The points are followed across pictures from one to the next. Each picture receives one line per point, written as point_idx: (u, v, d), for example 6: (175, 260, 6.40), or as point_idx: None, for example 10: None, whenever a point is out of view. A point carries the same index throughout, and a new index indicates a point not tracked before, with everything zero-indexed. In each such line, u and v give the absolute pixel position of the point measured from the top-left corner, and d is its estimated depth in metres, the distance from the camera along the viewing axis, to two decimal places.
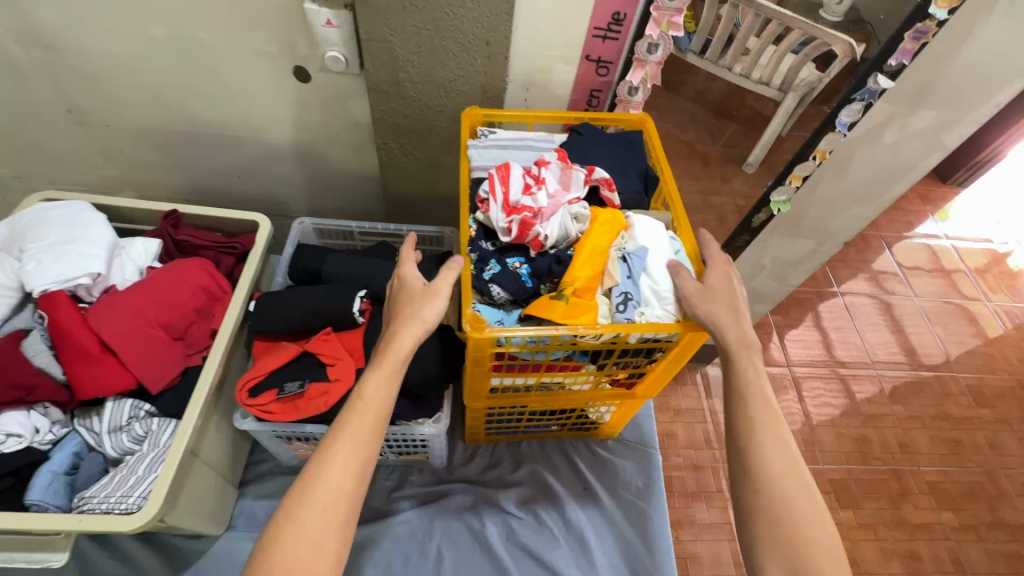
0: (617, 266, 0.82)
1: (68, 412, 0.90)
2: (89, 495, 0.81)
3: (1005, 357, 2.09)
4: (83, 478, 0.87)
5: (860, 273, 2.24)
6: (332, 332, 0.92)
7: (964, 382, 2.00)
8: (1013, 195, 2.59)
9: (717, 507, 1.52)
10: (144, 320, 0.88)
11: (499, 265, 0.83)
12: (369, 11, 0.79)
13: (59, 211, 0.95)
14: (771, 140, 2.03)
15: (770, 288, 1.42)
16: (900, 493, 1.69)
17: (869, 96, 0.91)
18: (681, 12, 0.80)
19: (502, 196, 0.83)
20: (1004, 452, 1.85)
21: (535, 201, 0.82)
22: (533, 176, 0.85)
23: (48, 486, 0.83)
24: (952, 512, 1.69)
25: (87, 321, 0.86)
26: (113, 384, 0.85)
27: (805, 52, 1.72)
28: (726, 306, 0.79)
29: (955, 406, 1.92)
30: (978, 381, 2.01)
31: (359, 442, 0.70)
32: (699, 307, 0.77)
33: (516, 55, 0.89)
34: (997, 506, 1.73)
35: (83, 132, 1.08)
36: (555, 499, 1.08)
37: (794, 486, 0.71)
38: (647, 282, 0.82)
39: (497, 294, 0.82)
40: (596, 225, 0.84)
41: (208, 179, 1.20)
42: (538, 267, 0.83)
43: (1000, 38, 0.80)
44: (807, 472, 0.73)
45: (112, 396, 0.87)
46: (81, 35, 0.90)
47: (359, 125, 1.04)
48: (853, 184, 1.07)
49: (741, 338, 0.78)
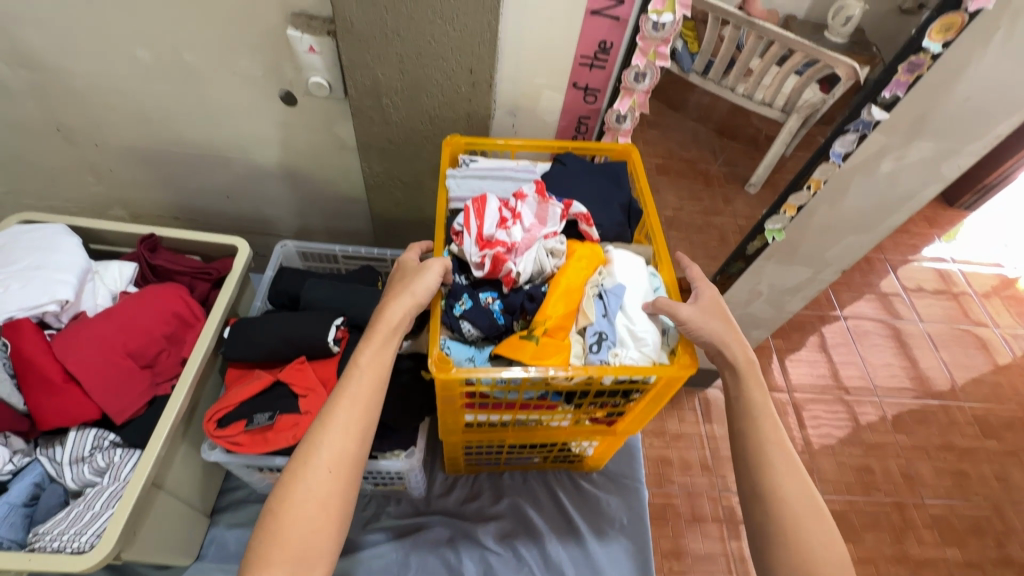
0: (593, 304, 0.82)
1: (30, 441, 0.89)
2: (43, 531, 0.79)
3: (1013, 386, 2.04)
4: (42, 510, 0.85)
5: (865, 296, 2.20)
6: (306, 361, 0.93)
7: (971, 412, 1.95)
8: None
9: (713, 537, 1.48)
10: (110, 349, 0.88)
11: (470, 300, 0.82)
12: (351, 39, 0.79)
13: (35, 234, 0.96)
14: (774, 160, 2.01)
15: (767, 314, 1.39)
16: (902, 527, 1.64)
17: (863, 127, 0.89)
18: (667, 42, 0.81)
19: (476, 229, 0.83)
20: (1013, 485, 1.79)
21: (508, 236, 0.83)
22: (509, 209, 0.85)
23: (4, 518, 0.81)
24: (957, 547, 1.63)
25: (52, 351, 0.86)
26: (76, 414, 0.85)
27: (807, 74, 1.70)
28: (727, 326, 0.80)
29: (961, 436, 1.87)
30: (985, 410, 1.96)
31: (354, 416, 0.70)
32: (702, 327, 0.79)
33: (501, 83, 0.89)
34: (1004, 542, 1.67)
35: (72, 150, 1.09)
36: (535, 535, 1.05)
37: (804, 508, 0.70)
38: (622, 321, 0.82)
39: (468, 331, 0.82)
40: (572, 260, 0.84)
41: (197, 197, 1.20)
42: (511, 302, 0.83)
43: (995, 71, 0.78)
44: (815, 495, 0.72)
45: (76, 426, 0.87)
46: (67, 57, 0.90)
47: (346, 148, 1.04)
48: (850, 213, 1.05)
49: (749, 360, 0.80)
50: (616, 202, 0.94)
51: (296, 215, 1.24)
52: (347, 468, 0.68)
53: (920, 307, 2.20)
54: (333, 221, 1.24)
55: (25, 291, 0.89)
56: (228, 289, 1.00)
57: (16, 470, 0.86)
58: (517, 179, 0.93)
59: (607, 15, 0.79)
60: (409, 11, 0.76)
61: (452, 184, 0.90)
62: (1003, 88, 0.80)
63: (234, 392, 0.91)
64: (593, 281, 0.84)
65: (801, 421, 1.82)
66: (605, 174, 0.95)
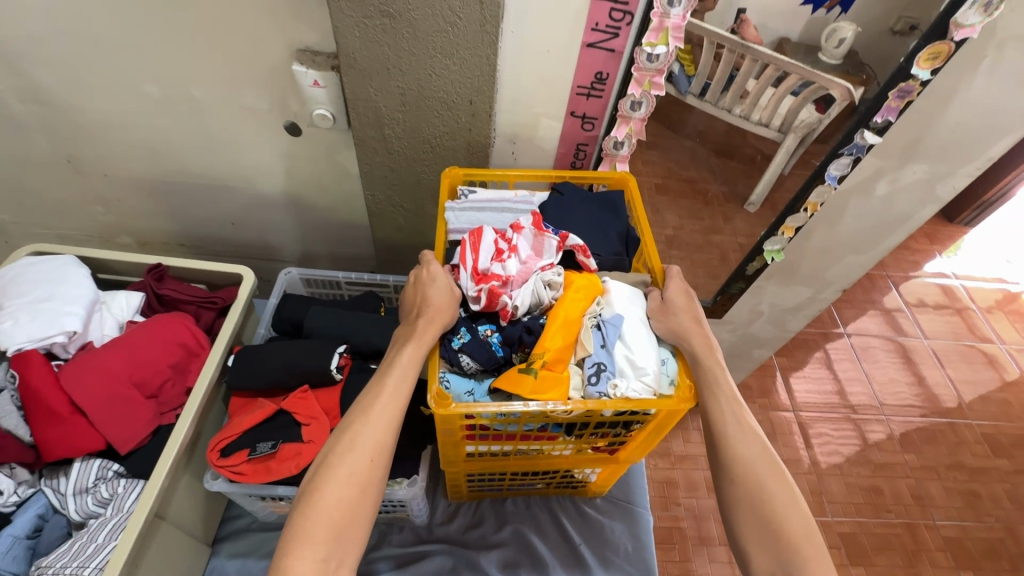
0: (591, 335, 0.83)
1: (35, 472, 0.91)
2: (46, 564, 0.80)
3: (1021, 403, 2.02)
4: (45, 543, 0.86)
5: (868, 312, 2.19)
6: (309, 390, 0.94)
7: (979, 430, 1.92)
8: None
9: (721, 562, 1.45)
10: (116, 380, 0.90)
11: (469, 333, 0.84)
12: (354, 74, 0.82)
13: (44, 265, 0.98)
14: (773, 179, 2.01)
15: (769, 334, 1.39)
16: (914, 549, 1.61)
17: (857, 150, 0.91)
18: (661, 73, 0.83)
19: (471, 263, 0.85)
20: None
21: (504, 271, 0.84)
22: (506, 241, 0.87)
23: (7, 552, 0.83)
24: (971, 571, 1.60)
25: (58, 382, 0.87)
26: (80, 445, 0.87)
27: (803, 95, 1.72)
28: (686, 316, 0.86)
29: (971, 455, 1.85)
30: (993, 428, 1.93)
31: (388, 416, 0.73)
32: (658, 323, 0.86)
33: (500, 113, 0.92)
34: (1019, 564, 1.63)
35: (80, 181, 1.11)
36: (539, 562, 1.04)
37: (766, 471, 0.74)
38: (621, 351, 0.82)
39: (467, 364, 0.83)
40: (570, 292, 0.85)
41: (201, 224, 1.22)
42: (509, 335, 0.85)
43: (985, 97, 0.80)
44: (775, 457, 0.76)
45: (80, 455, 0.88)
46: (78, 92, 0.93)
47: (348, 175, 1.06)
48: (848, 234, 1.06)
49: (708, 342, 0.84)
50: (611, 231, 0.95)
51: (299, 241, 1.25)
52: (383, 456, 0.71)
53: (924, 323, 2.19)
54: (335, 247, 1.26)
55: (35, 322, 0.90)
56: (232, 318, 1.02)
57: (21, 501, 0.88)
58: (515, 210, 0.95)
59: (602, 47, 0.81)
60: (410, 47, 0.78)
61: (451, 215, 0.92)
62: (993, 114, 0.81)
63: (240, 422, 0.92)
64: (591, 312, 0.85)
65: (807, 441, 1.79)
66: (599, 203, 0.97)
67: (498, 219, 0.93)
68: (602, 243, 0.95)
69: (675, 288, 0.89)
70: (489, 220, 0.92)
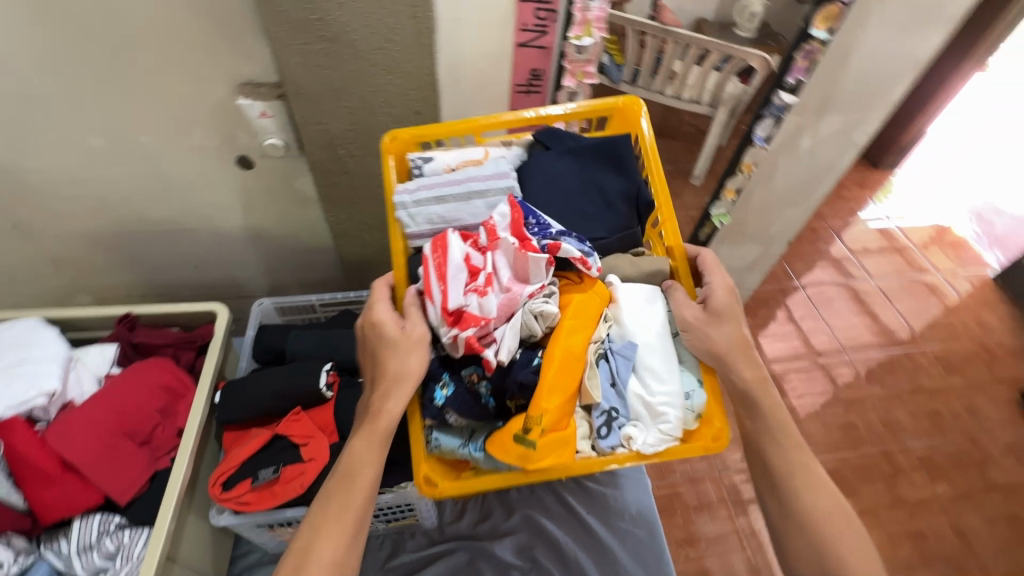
0: (597, 378, 0.87)
1: (32, 539, 0.93)
2: None
3: (964, 323, 2.18)
4: None
5: (817, 262, 2.33)
6: (302, 411, 0.98)
7: (932, 354, 2.07)
8: (940, 169, 2.77)
9: (722, 518, 1.52)
10: (103, 430, 0.92)
11: (452, 387, 0.88)
12: (301, 101, 0.84)
13: (11, 334, 0.99)
14: (712, 152, 2.09)
15: (731, 295, 1.48)
16: (892, 474, 1.73)
17: (778, 111, 0.99)
18: (591, 62, 0.88)
19: (443, 301, 0.86)
20: (982, 416, 1.91)
21: (483, 313, 0.85)
22: (481, 276, 0.87)
23: None
24: (944, 484, 1.74)
25: (45, 441, 0.90)
26: (78, 500, 0.90)
27: (726, 69, 1.81)
28: (732, 335, 0.90)
29: (929, 378, 1.99)
30: (944, 350, 2.09)
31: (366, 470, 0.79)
32: (699, 346, 0.90)
33: (448, 121, 0.96)
34: (986, 470, 1.77)
35: (30, 246, 1.08)
36: (551, 540, 1.08)
37: (824, 499, 0.84)
38: (636, 386, 0.89)
39: (453, 419, 0.89)
40: (566, 334, 0.87)
41: (162, 272, 1.20)
42: (502, 387, 0.88)
43: (881, 47, 0.89)
44: (827, 483, 0.86)
45: (79, 513, 0.91)
46: (19, 156, 0.91)
47: (308, 202, 1.07)
48: (784, 189, 1.14)
49: (756, 371, 0.90)
50: (598, 188, 1.00)
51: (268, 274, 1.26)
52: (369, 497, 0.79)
53: (868, 265, 2.35)
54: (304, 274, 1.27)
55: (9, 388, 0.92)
56: (212, 352, 1.03)
57: (23, 569, 0.90)
58: (487, 189, 0.94)
59: (533, 46, 0.86)
60: (352, 67, 0.81)
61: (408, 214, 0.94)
62: (888, 60, 0.91)
63: (241, 450, 0.96)
64: (594, 343, 0.89)
65: (782, 391, 1.90)
66: (593, 153, 1.01)
67: (473, 207, 0.95)
68: (594, 213, 1.00)
69: (722, 290, 0.93)
70: (458, 212, 0.95)
